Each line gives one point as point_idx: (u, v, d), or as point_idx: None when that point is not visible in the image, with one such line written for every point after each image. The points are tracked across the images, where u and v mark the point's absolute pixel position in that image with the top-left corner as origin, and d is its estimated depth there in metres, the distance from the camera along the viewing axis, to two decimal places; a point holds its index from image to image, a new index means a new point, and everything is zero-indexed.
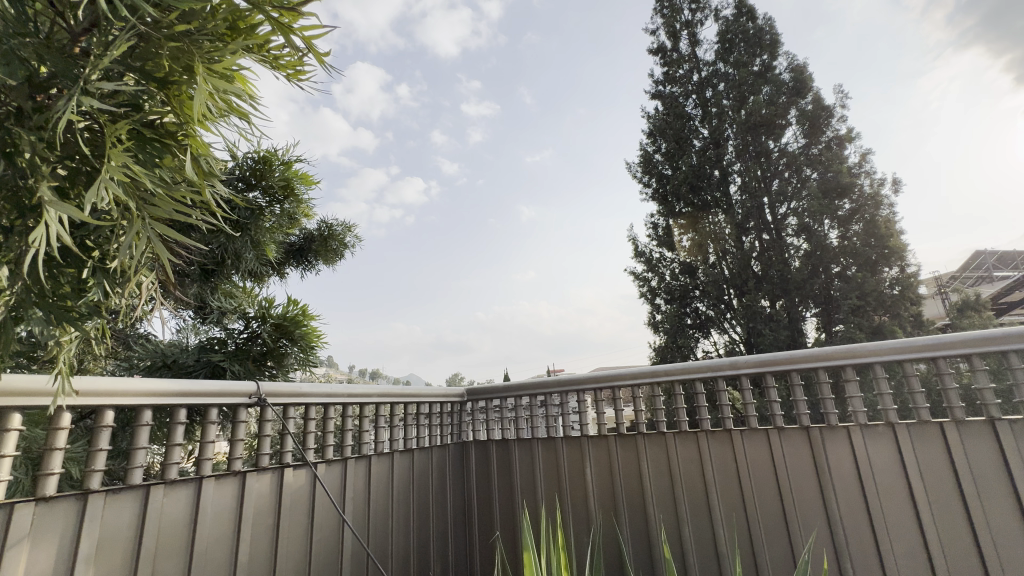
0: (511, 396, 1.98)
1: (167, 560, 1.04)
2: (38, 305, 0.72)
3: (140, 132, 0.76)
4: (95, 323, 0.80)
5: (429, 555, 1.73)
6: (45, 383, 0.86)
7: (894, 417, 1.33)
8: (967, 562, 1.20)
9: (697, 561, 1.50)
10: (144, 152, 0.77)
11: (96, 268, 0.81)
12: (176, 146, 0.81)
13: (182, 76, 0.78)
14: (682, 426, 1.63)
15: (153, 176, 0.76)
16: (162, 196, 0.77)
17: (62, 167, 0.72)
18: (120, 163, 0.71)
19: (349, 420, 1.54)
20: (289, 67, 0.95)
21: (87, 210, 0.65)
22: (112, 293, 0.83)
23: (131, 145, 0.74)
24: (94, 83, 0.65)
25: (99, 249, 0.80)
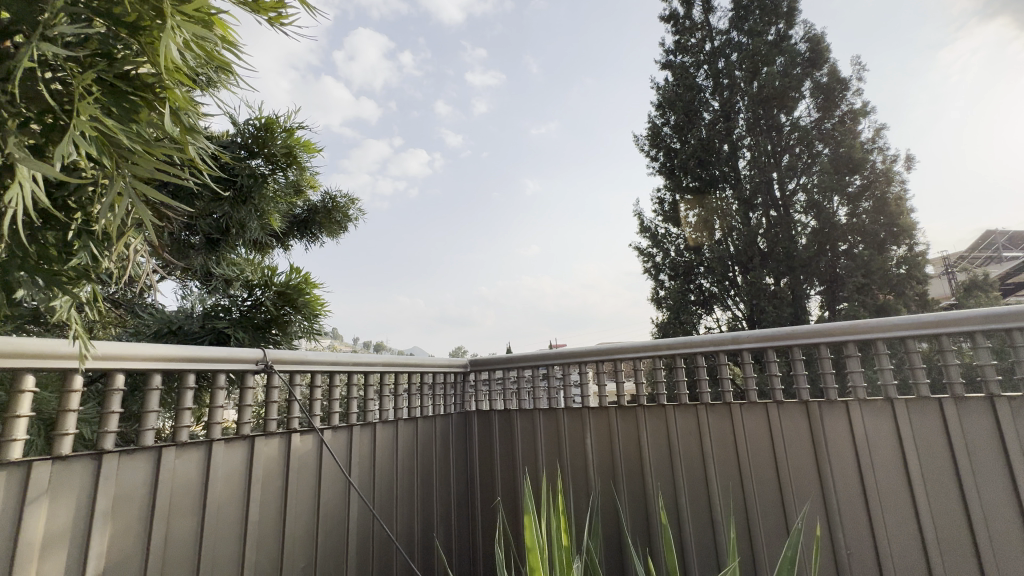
0: (513, 367, 2.00)
1: (181, 519, 1.08)
2: (20, 267, 0.79)
3: (111, 83, 0.78)
4: (91, 286, 0.86)
5: (433, 519, 1.79)
6: (66, 345, 0.90)
7: (893, 393, 1.34)
8: (955, 530, 1.23)
9: (691, 527, 1.55)
10: (118, 107, 0.78)
11: (82, 232, 0.86)
12: (153, 99, 0.82)
13: (153, 20, 0.80)
14: (682, 399, 1.64)
15: (129, 133, 0.77)
16: (142, 153, 0.78)
17: (36, 123, 0.75)
18: (89, 116, 0.71)
19: (355, 387, 1.58)
20: (271, 10, 0.97)
21: (58, 167, 0.66)
22: (101, 257, 0.88)
23: (101, 97, 0.75)
24: (52, 26, 0.67)
25: (81, 210, 0.86)
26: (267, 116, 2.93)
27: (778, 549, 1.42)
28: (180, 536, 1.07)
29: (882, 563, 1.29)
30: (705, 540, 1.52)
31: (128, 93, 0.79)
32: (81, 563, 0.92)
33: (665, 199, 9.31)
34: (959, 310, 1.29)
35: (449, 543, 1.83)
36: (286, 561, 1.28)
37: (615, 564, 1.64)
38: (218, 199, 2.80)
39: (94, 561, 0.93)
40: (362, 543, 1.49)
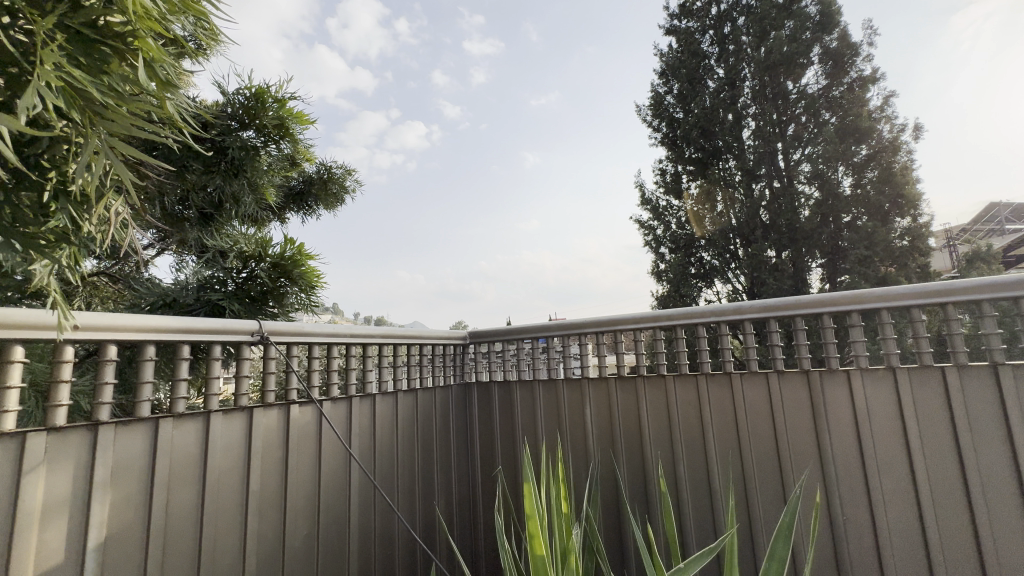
0: (513, 340, 1.99)
1: (182, 490, 1.08)
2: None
3: (77, 31, 0.77)
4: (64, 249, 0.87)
5: (434, 490, 1.81)
6: (43, 316, 0.86)
7: (895, 362, 1.33)
8: (952, 497, 1.24)
9: (689, 496, 1.57)
10: (86, 57, 0.77)
11: (58, 192, 0.89)
12: (123, 49, 0.81)
13: None
14: (682, 369, 1.64)
15: (100, 85, 0.77)
16: (114, 108, 0.77)
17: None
18: (54, 66, 0.70)
19: (354, 358, 1.57)
20: None
21: (24, 118, 0.65)
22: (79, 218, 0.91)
23: (67, 46, 0.75)
24: None
25: (55, 168, 0.89)
26: (258, 85, 2.82)
27: (776, 516, 1.44)
28: (181, 506, 1.08)
29: (878, 531, 1.31)
30: (703, 507, 1.54)
31: (97, 42, 0.78)
32: (83, 532, 0.92)
33: (666, 170, 9.17)
34: (964, 279, 1.27)
35: (450, 513, 1.86)
36: (288, 530, 1.29)
37: (614, 531, 1.66)
38: (209, 171, 2.72)
39: (95, 529, 0.93)
40: (364, 512, 1.51)
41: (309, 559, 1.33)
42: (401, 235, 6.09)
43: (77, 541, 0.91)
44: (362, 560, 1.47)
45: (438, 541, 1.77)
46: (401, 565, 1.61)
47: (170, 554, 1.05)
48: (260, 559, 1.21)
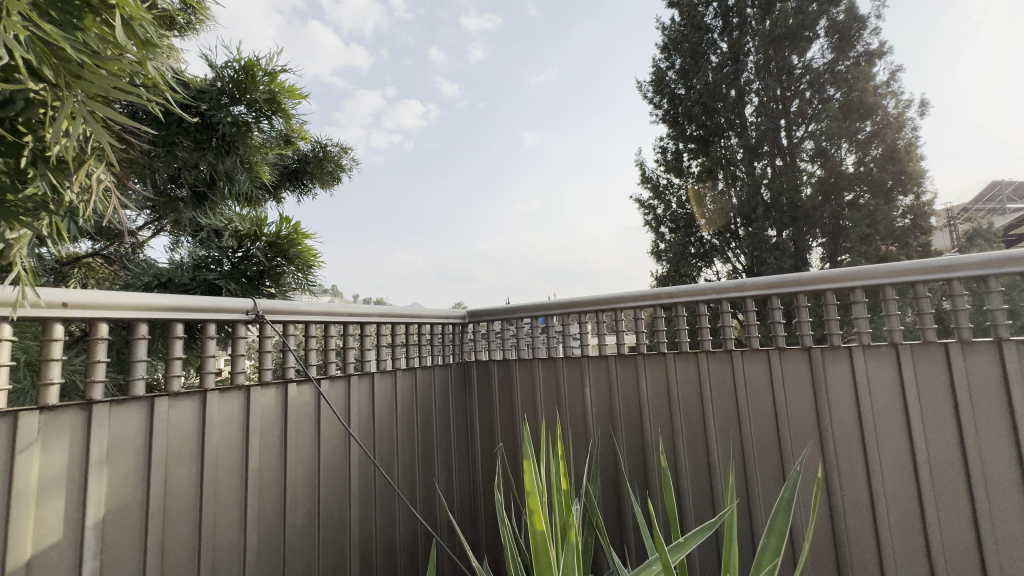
0: (512, 318, 1.97)
1: (180, 468, 1.08)
2: None
3: None
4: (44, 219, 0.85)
5: (434, 467, 1.81)
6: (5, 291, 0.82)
7: (898, 338, 1.32)
8: (950, 471, 1.24)
9: (688, 472, 1.57)
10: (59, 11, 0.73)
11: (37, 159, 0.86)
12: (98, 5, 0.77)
13: None
14: (683, 347, 1.63)
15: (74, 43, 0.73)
16: (91, 68, 0.74)
17: None
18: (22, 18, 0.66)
19: (351, 337, 1.55)
20: None
21: None
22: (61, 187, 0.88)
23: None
24: None
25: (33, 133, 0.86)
26: (247, 58, 2.72)
27: (775, 492, 1.45)
28: (180, 484, 1.07)
29: (876, 505, 1.31)
30: (702, 484, 1.55)
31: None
32: (80, 509, 0.92)
33: (667, 148, 9.05)
34: (965, 255, 1.25)
35: (450, 490, 1.87)
36: (289, 508, 1.29)
37: (613, 507, 1.68)
38: (200, 148, 2.67)
39: (93, 507, 0.93)
40: (364, 490, 1.51)
41: (311, 536, 1.34)
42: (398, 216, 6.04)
43: (75, 518, 0.91)
44: (363, 536, 1.49)
45: (438, 517, 1.78)
46: (402, 540, 1.62)
47: (170, 530, 1.05)
48: (261, 536, 1.22)
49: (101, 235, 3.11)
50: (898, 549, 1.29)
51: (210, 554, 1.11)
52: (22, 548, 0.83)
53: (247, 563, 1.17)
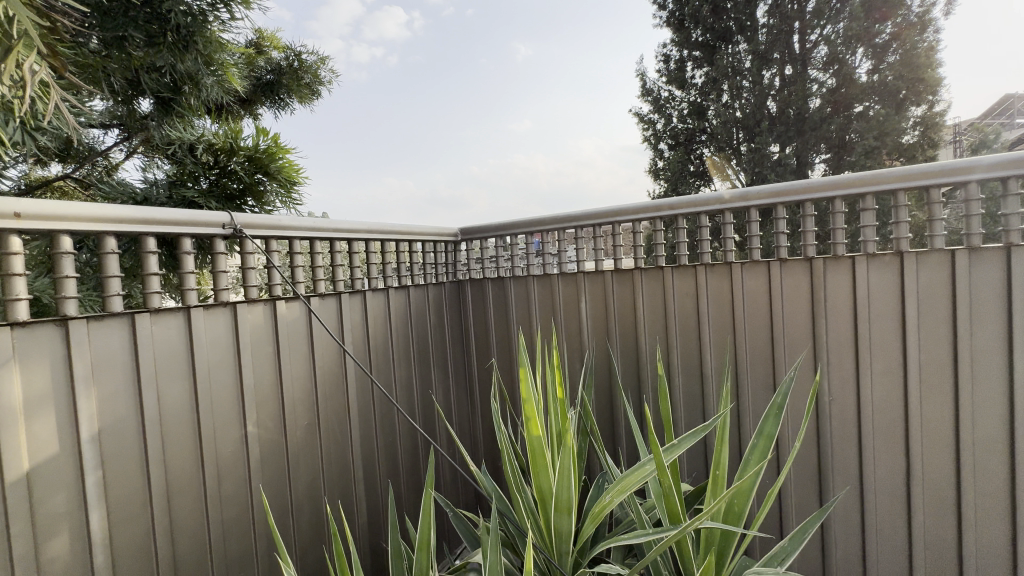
0: (506, 235, 1.89)
1: (172, 384, 1.06)
2: None
3: None
4: None
5: (432, 384, 1.84)
6: None
7: (905, 246, 1.27)
8: (939, 375, 1.26)
9: (682, 382, 1.60)
10: None
11: None
12: None
13: None
14: (682, 261, 1.59)
15: None
16: None
17: None
18: None
19: (340, 254, 1.49)
20: None
21: None
22: None
23: None
24: None
25: None
26: None
27: (766, 399, 1.48)
28: (174, 399, 1.07)
29: (862, 410, 1.35)
30: (694, 394, 1.59)
31: None
32: (73, 424, 0.90)
33: (671, 56, 8.41)
34: (978, 156, 1.18)
35: (449, 405, 1.91)
36: (289, 421, 1.31)
37: (606, 412, 1.73)
38: (154, 44, 2.36)
39: (87, 421, 0.92)
40: (362, 405, 1.54)
41: (314, 447, 1.38)
42: (396, 140, 5.65)
43: (69, 432, 0.90)
44: (365, 447, 1.53)
45: (437, 429, 1.84)
46: (404, 449, 1.69)
47: (170, 443, 1.06)
48: (263, 447, 1.25)
49: (70, 155, 2.88)
50: (878, 448, 1.34)
51: (213, 464, 1.13)
52: (18, 461, 0.83)
53: (253, 472, 1.21)
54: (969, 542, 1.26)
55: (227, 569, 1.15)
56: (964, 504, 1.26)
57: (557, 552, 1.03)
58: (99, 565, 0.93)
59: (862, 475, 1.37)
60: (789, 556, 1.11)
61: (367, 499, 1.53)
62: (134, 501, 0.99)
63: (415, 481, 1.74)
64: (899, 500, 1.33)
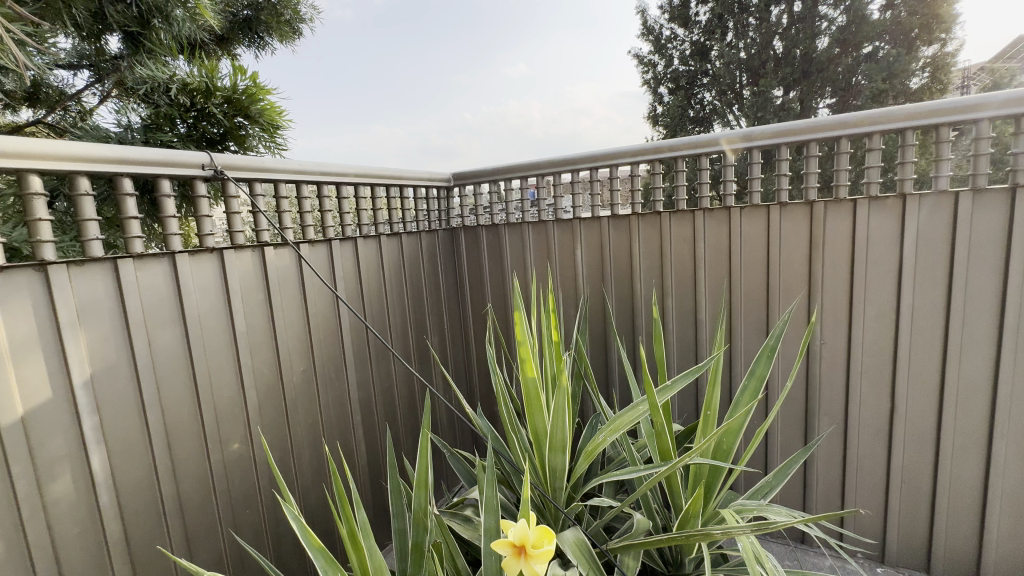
0: (500, 180, 1.83)
1: (162, 330, 1.05)
2: None
3: None
4: None
5: (427, 332, 1.85)
6: None
7: (908, 187, 1.24)
8: (930, 319, 1.27)
9: (676, 327, 1.62)
10: None
11: None
12: None
13: None
14: (680, 206, 1.55)
15: None
16: None
17: None
18: None
19: (328, 200, 1.44)
20: None
21: None
22: None
23: None
24: None
25: None
26: None
27: (758, 344, 1.50)
28: (166, 345, 1.06)
29: (852, 353, 1.37)
30: (687, 339, 1.60)
31: None
32: (64, 369, 0.89)
33: None
34: (993, 91, 1.12)
35: (445, 352, 1.93)
36: (285, 368, 1.31)
37: (600, 357, 1.76)
38: None
39: (78, 366, 0.91)
40: (358, 352, 1.54)
41: (311, 393, 1.39)
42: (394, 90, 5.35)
43: (61, 378, 0.89)
44: (362, 392, 1.56)
45: (434, 374, 1.87)
46: (401, 394, 1.72)
47: (166, 388, 1.06)
48: (260, 392, 1.25)
49: (39, 100, 2.70)
50: (865, 389, 1.38)
51: (211, 409, 1.14)
52: (11, 406, 0.82)
53: (251, 417, 1.23)
54: (944, 477, 1.32)
55: (231, 508, 1.19)
56: (943, 440, 1.30)
57: (551, 487, 1.07)
58: (103, 504, 0.95)
59: (847, 415, 1.41)
60: (773, 490, 1.16)
61: (366, 441, 1.57)
62: (134, 444, 1.00)
63: (413, 424, 1.78)
64: (882, 437, 1.38)
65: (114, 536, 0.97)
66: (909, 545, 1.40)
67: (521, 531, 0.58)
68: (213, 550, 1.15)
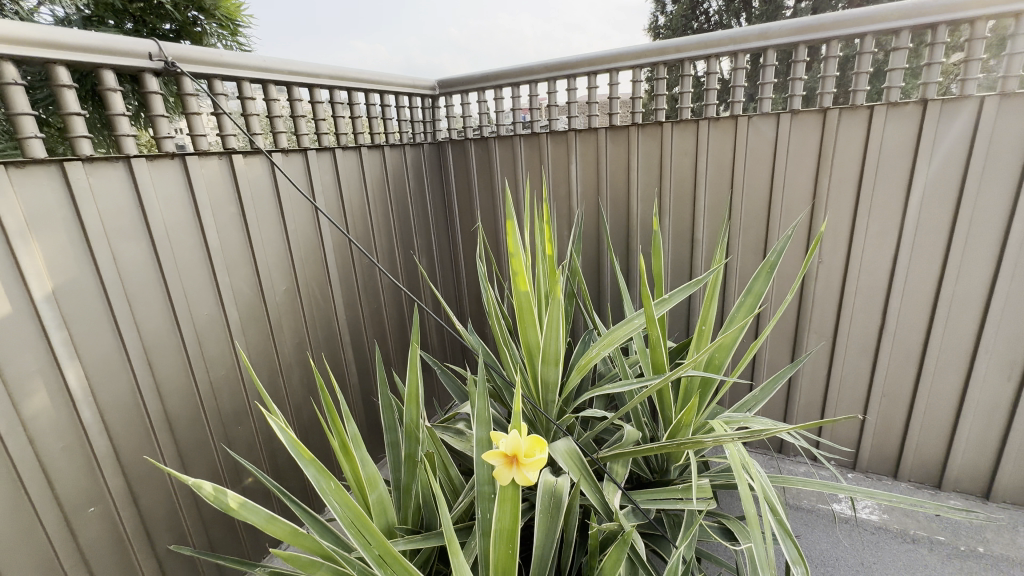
0: (490, 88, 1.68)
1: (126, 242, 0.97)
2: None
3: None
4: None
5: (415, 252, 1.79)
6: None
7: (931, 93, 1.14)
8: (933, 235, 1.23)
9: (671, 246, 1.58)
10: None
11: None
12: None
13: None
14: (684, 115, 1.44)
15: None
16: None
17: None
18: None
19: (301, 105, 1.30)
20: None
21: None
22: None
23: None
24: None
25: None
26: None
27: (755, 262, 1.47)
28: (133, 258, 0.98)
29: (849, 271, 1.35)
30: (682, 258, 1.57)
31: None
32: (20, 283, 0.83)
33: None
34: None
35: (433, 269, 1.90)
36: (266, 286, 1.26)
37: (593, 276, 1.73)
38: None
39: (35, 280, 0.84)
40: (343, 270, 1.49)
41: (296, 312, 1.35)
42: None
43: (18, 292, 0.83)
44: (349, 312, 1.52)
45: (422, 291, 1.85)
46: (389, 312, 1.69)
47: (139, 305, 1.00)
48: (241, 311, 1.21)
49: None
50: (857, 307, 1.37)
51: (190, 326, 1.10)
52: None
53: (234, 336, 1.19)
54: (923, 390, 1.36)
55: (222, 423, 1.19)
56: (928, 357, 1.32)
57: (543, 401, 1.07)
58: (86, 419, 0.93)
59: (837, 332, 1.42)
60: (759, 403, 1.18)
61: (356, 360, 1.57)
62: (110, 362, 0.96)
63: (402, 341, 1.78)
64: (868, 354, 1.40)
65: (102, 451, 0.96)
66: (880, 452, 1.48)
67: (513, 440, 0.55)
68: (208, 464, 1.16)
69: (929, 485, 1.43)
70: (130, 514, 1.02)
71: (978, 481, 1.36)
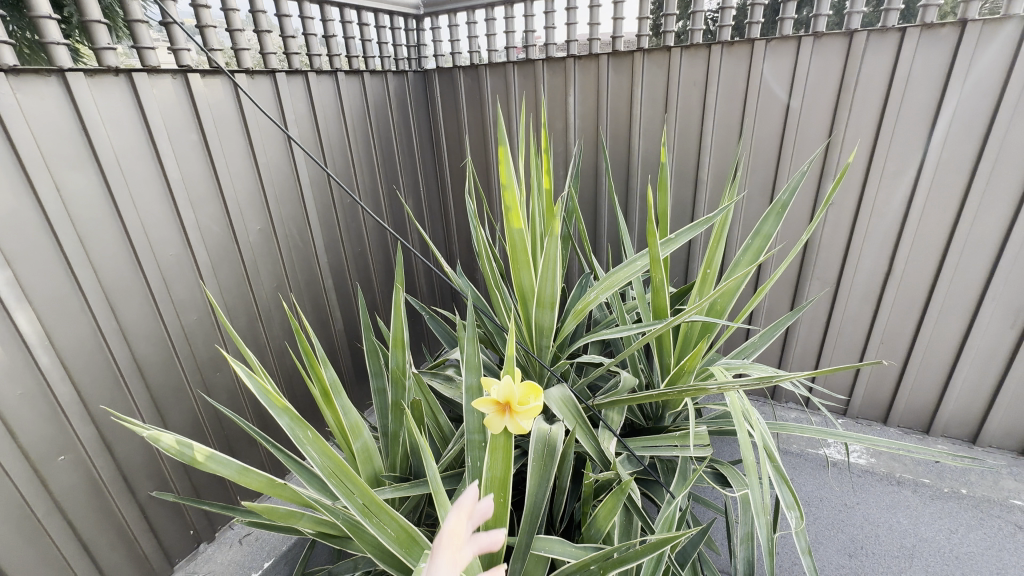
0: (481, 7, 1.51)
1: (71, 172, 0.86)
2: None
3: None
4: None
5: (401, 192, 1.69)
6: None
7: (972, 12, 1.02)
8: (954, 175, 1.16)
9: (674, 186, 1.49)
10: None
11: None
12: None
13: None
14: (695, 40, 1.30)
15: None
16: None
17: None
18: None
19: (266, 18, 1.14)
20: None
21: None
22: None
23: None
24: None
25: None
26: None
27: (761, 203, 1.39)
28: (81, 190, 0.88)
29: (860, 213, 1.28)
30: (684, 199, 1.49)
31: None
32: None
33: None
34: None
35: (419, 210, 1.81)
36: (237, 224, 1.16)
37: (590, 217, 1.66)
38: None
39: None
40: (323, 210, 1.39)
41: (273, 254, 1.26)
42: None
43: None
44: (332, 255, 1.44)
45: (409, 233, 1.76)
46: (374, 255, 1.61)
47: (93, 244, 0.91)
48: (211, 252, 1.12)
49: None
50: (865, 252, 1.32)
51: (155, 267, 1.01)
52: None
53: (205, 278, 1.11)
54: (923, 337, 1.33)
55: (199, 370, 1.13)
56: (932, 303, 1.28)
57: (536, 346, 1.01)
58: (45, 365, 0.87)
59: (841, 277, 1.37)
60: (756, 350, 1.15)
61: (341, 305, 1.50)
62: (66, 304, 0.89)
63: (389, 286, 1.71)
64: (870, 301, 1.36)
65: (66, 398, 0.90)
66: (873, 398, 1.47)
67: (505, 387, 0.51)
68: (187, 411, 1.11)
69: (917, 430, 1.44)
70: (105, 462, 0.97)
71: (967, 426, 1.37)
